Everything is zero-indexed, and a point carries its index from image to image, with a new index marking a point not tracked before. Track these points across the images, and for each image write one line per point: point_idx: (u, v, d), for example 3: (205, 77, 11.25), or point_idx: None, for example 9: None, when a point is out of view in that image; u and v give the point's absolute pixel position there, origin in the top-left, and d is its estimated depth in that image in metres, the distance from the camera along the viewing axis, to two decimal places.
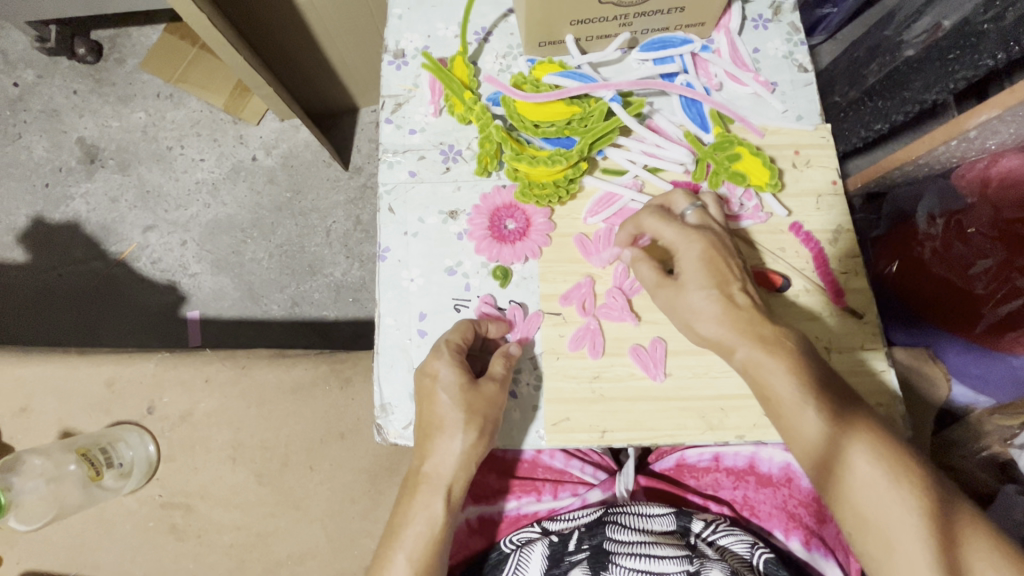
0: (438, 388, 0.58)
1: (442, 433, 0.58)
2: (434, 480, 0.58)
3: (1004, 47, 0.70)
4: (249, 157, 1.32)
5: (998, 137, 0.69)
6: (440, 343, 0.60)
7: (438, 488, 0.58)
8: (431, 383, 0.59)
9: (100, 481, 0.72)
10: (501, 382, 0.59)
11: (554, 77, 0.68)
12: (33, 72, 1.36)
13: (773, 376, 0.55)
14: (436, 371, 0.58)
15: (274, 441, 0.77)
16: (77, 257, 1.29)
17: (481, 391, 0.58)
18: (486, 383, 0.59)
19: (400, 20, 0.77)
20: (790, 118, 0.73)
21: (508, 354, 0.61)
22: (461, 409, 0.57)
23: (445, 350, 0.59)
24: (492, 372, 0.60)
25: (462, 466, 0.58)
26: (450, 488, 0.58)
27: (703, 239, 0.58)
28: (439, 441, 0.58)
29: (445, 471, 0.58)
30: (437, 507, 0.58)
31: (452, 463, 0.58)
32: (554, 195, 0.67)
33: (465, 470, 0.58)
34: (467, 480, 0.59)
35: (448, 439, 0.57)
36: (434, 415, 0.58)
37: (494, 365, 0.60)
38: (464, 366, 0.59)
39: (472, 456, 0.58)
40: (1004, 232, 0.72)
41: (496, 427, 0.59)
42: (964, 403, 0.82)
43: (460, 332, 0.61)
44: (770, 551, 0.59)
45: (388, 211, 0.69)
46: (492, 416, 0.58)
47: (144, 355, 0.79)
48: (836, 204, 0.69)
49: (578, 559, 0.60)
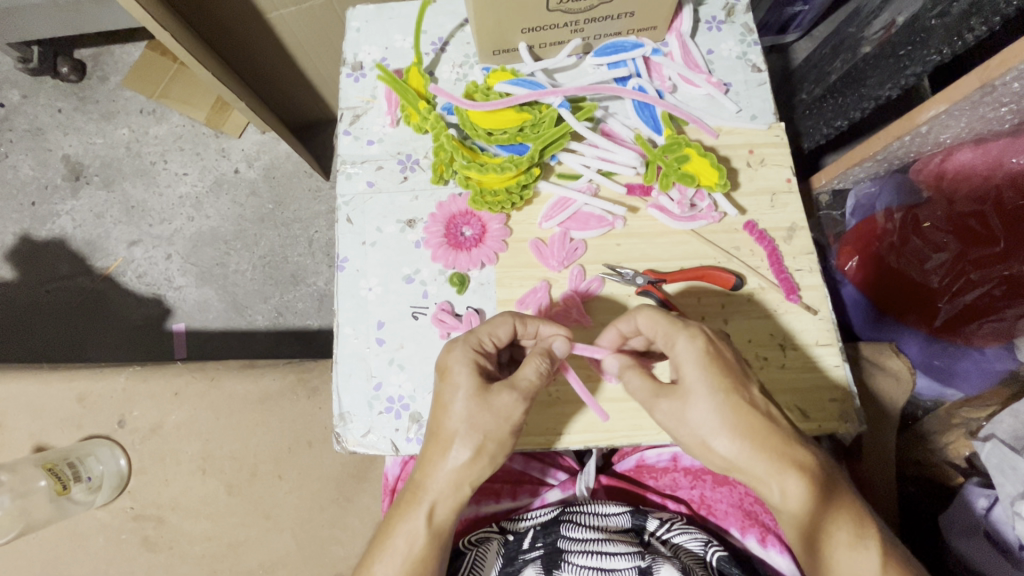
0: (449, 387, 0.54)
1: (438, 445, 0.54)
2: (418, 495, 0.54)
3: (949, 43, 0.69)
4: (231, 170, 1.34)
5: (951, 132, 0.70)
6: (463, 335, 0.56)
7: (421, 503, 0.54)
8: (443, 383, 0.55)
9: (68, 494, 0.74)
10: (520, 402, 0.53)
11: (505, 86, 0.68)
12: (18, 92, 1.38)
13: (792, 499, 0.52)
14: (449, 369, 0.54)
15: (243, 452, 0.78)
16: (63, 272, 1.30)
17: (492, 406, 0.53)
18: (502, 394, 0.53)
19: (359, 33, 0.78)
20: (744, 118, 0.73)
21: (543, 364, 0.54)
22: (465, 421, 0.53)
23: (464, 344, 0.55)
24: (515, 379, 0.53)
25: (452, 488, 0.54)
26: (433, 508, 0.54)
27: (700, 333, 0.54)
28: (435, 454, 0.54)
29: (435, 486, 0.54)
30: (418, 526, 0.54)
31: (442, 480, 0.54)
32: (507, 201, 0.67)
33: (454, 490, 0.54)
34: (454, 504, 0.55)
35: (442, 454, 0.54)
36: (438, 421, 0.54)
37: (524, 371, 0.54)
38: (481, 369, 0.55)
39: (466, 477, 0.54)
40: (957, 225, 0.75)
41: (502, 451, 0.54)
42: (932, 397, 0.84)
43: (491, 327, 0.56)
44: (723, 549, 0.60)
45: (347, 222, 0.71)
46: (494, 435, 0.53)
47: (115, 369, 0.81)
48: (791, 202, 0.70)
49: (531, 557, 0.61)
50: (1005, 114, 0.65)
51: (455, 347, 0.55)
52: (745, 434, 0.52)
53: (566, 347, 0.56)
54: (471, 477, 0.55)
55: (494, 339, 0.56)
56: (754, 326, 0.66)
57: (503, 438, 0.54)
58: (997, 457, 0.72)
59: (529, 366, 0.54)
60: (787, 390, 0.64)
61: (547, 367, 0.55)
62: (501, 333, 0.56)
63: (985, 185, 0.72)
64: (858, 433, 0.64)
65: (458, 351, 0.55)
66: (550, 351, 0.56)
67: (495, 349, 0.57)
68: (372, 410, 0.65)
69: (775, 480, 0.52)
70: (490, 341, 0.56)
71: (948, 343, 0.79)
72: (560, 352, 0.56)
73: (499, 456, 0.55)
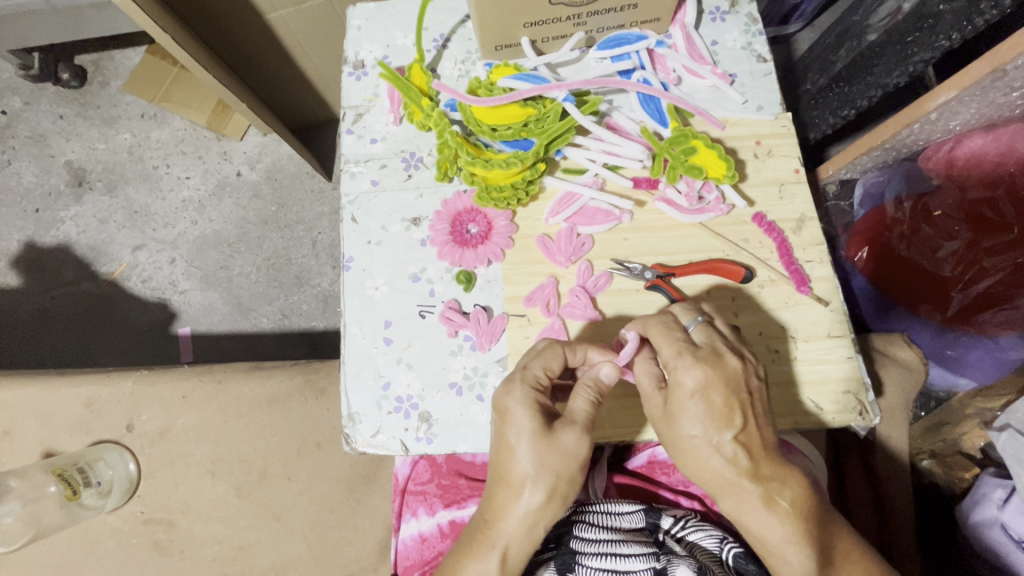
0: (512, 431, 0.52)
1: (509, 488, 0.52)
2: (492, 535, 0.53)
3: (957, 28, 0.68)
4: (234, 173, 1.33)
5: (961, 118, 0.69)
6: (518, 372, 0.54)
7: (494, 546, 0.53)
8: (505, 427, 0.53)
9: (79, 500, 0.73)
10: (585, 439, 0.52)
11: (507, 81, 0.68)
12: (19, 99, 1.38)
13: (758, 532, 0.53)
14: (512, 414, 0.52)
15: (252, 454, 0.78)
16: (67, 279, 1.30)
17: (559, 446, 0.52)
18: (567, 433, 0.52)
19: (360, 31, 0.77)
20: (751, 109, 0.72)
21: (595, 396, 0.55)
22: (535, 465, 0.51)
23: (521, 382, 0.54)
24: (572, 414, 0.53)
25: (525, 530, 0.53)
26: (506, 551, 0.53)
27: (699, 370, 0.52)
28: (507, 498, 0.53)
29: (509, 529, 0.53)
30: (489, 567, 0.53)
31: (517, 522, 0.52)
32: (512, 197, 0.67)
33: (526, 532, 0.53)
34: (525, 549, 0.54)
35: (514, 497, 0.52)
36: (505, 466, 0.53)
37: (577, 405, 0.54)
38: (542, 408, 0.53)
39: (538, 519, 0.53)
40: (968, 213, 0.74)
41: (572, 488, 0.53)
42: (944, 387, 0.83)
43: (544, 360, 0.55)
44: (739, 545, 0.60)
45: (352, 221, 0.70)
46: (563, 474, 0.52)
47: (122, 373, 0.81)
48: (799, 193, 0.69)
49: (545, 559, 0.62)
50: (1016, 99, 0.64)
51: (515, 387, 0.53)
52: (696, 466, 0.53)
53: (614, 374, 0.55)
54: (544, 519, 0.53)
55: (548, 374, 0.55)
56: (765, 319, 0.65)
57: (574, 476, 0.52)
58: (1013, 447, 0.73)
59: (580, 402, 0.54)
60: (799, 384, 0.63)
61: (595, 397, 0.55)
62: (554, 366, 0.55)
63: (997, 172, 0.71)
64: (872, 425, 0.63)
65: (516, 393, 0.53)
66: (598, 382, 0.55)
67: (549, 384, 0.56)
68: (380, 410, 0.65)
69: (719, 499, 0.54)
70: (546, 376, 0.55)
71: (961, 332, 0.77)
72: (608, 378, 0.55)
73: (568, 495, 0.53)
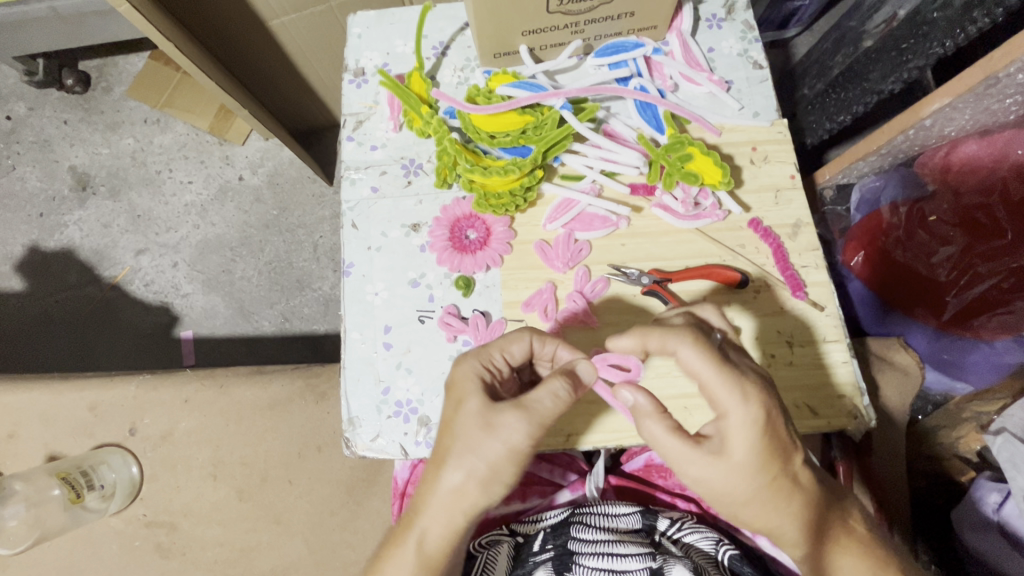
0: (453, 402, 0.52)
1: (435, 464, 0.51)
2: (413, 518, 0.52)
3: (952, 35, 0.70)
4: (235, 177, 1.34)
5: (956, 124, 0.70)
6: (477, 349, 0.55)
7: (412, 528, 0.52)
8: (450, 400, 0.53)
9: (82, 502, 0.74)
10: (523, 423, 0.49)
11: (506, 89, 0.68)
12: (24, 105, 1.39)
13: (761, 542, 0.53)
14: (458, 385, 0.52)
15: (253, 457, 0.79)
16: (71, 282, 1.31)
17: (493, 426, 0.49)
18: (505, 414, 0.49)
19: (360, 39, 0.78)
20: (747, 115, 0.73)
21: (561, 387, 0.50)
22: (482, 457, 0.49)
23: (476, 356, 0.54)
24: (525, 400, 0.49)
25: (445, 516, 0.51)
26: (422, 536, 0.52)
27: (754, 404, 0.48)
28: (432, 474, 0.51)
29: (430, 513, 0.51)
30: (407, 552, 0.52)
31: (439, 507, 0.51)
32: (511, 204, 0.67)
33: (446, 517, 0.51)
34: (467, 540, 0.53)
35: (437, 474, 0.51)
36: (441, 442, 0.52)
37: (536, 393, 0.49)
38: (489, 388, 0.52)
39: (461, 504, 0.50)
40: (963, 218, 0.75)
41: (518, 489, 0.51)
42: (941, 390, 0.84)
43: (505, 342, 0.55)
44: (734, 547, 0.61)
45: (352, 227, 0.71)
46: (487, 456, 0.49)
47: (125, 378, 0.81)
48: (795, 198, 0.69)
49: (542, 559, 0.62)
50: (1010, 106, 0.65)
51: (467, 360, 0.54)
52: (745, 494, 0.51)
53: (589, 372, 0.52)
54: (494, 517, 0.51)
55: (506, 356, 0.55)
56: (761, 324, 0.65)
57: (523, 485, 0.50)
58: (1008, 451, 0.74)
59: (543, 394, 0.49)
60: (793, 388, 0.64)
61: (565, 391, 0.50)
62: (513, 350, 0.55)
63: (991, 178, 0.72)
64: (869, 428, 0.64)
65: (468, 363, 0.53)
66: (572, 374, 0.51)
67: (507, 367, 0.55)
68: (380, 415, 0.66)
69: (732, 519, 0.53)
70: (503, 358, 0.55)
71: (958, 336, 0.78)
72: (582, 373, 0.52)
73: (492, 485, 0.50)
